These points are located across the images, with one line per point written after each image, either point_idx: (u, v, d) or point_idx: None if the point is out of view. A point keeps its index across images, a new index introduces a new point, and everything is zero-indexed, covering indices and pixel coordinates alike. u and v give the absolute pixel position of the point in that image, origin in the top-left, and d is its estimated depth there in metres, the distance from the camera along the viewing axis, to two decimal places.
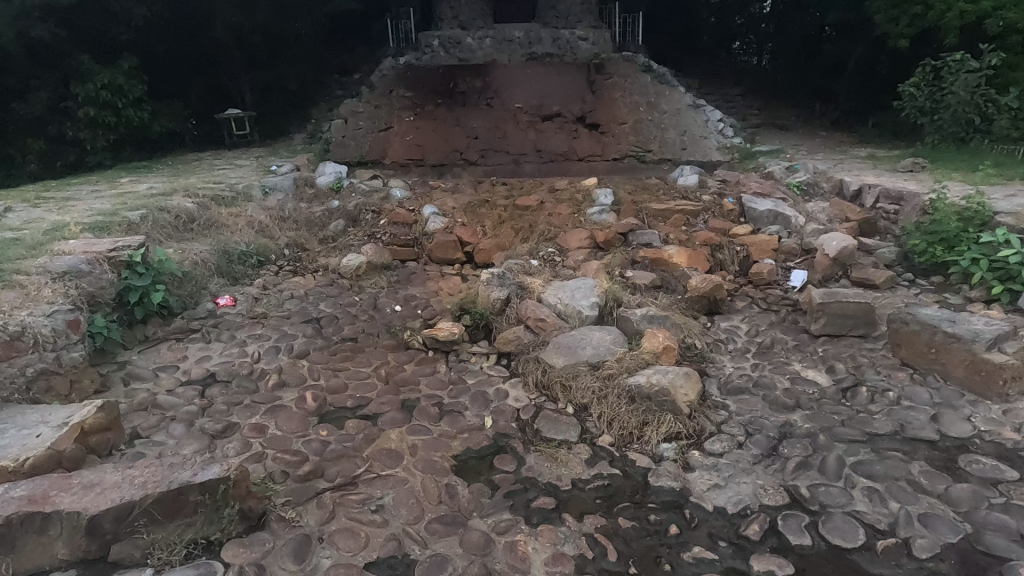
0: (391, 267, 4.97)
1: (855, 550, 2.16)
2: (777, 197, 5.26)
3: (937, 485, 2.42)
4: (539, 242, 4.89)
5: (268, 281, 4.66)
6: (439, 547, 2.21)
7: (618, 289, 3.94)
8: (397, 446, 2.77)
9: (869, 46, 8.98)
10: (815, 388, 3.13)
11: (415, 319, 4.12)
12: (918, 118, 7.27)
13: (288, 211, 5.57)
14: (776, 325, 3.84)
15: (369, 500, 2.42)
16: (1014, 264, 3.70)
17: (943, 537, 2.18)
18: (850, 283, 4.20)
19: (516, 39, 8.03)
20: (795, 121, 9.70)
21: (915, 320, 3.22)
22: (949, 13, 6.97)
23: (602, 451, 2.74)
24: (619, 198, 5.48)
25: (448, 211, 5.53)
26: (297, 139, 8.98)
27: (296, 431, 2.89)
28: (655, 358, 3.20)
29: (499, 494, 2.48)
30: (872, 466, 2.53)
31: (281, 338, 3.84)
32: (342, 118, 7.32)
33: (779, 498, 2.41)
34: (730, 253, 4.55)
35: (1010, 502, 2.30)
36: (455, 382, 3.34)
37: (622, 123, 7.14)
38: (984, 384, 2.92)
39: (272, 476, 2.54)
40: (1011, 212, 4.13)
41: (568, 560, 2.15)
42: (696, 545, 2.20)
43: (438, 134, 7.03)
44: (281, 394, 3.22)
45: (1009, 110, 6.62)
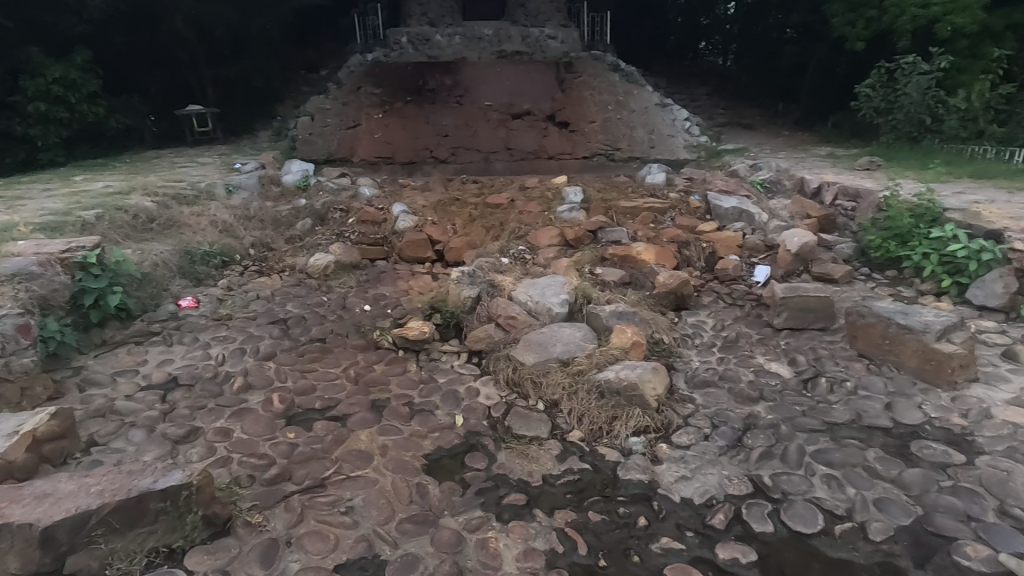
0: (361, 267, 4.91)
1: (814, 536, 2.23)
2: (742, 195, 5.38)
3: (891, 470, 2.52)
4: (510, 240, 4.91)
5: (233, 281, 4.57)
6: (411, 547, 2.20)
7: (588, 287, 3.98)
8: (367, 446, 2.74)
9: (828, 48, 9.27)
10: (777, 380, 3.23)
11: (385, 319, 4.09)
12: (874, 118, 7.56)
13: (252, 210, 5.45)
14: (741, 319, 3.94)
15: (338, 502, 2.39)
16: (962, 258, 3.91)
17: (896, 520, 2.27)
18: (811, 278, 4.35)
19: (486, 37, 8.10)
20: (758, 120, 9.95)
21: (871, 313, 3.35)
22: (903, 16, 7.25)
23: (573, 446, 2.78)
24: (589, 195, 5.53)
25: (418, 209, 5.49)
26: (262, 136, 8.78)
27: (262, 434, 2.83)
28: (624, 353, 3.24)
29: (471, 491, 2.48)
30: (831, 454, 2.62)
31: (247, 339, 3.77)
32: (308, 115, 7.19)
33: (743, 487, 2.47)
34: (696, 249, 4.65)
35: (958, 485, 2.42)
36: (426, 381, 3.32)
37: (591, 121, 7.19)
38: (934, 372, 3.06)
39: (238, 480, 2.49)
40: (959, 209, 4.33)
41: (539, 554, 2.17)
42: (664, 536, 2.25)
43: (407, 131, 6.95)
44: (247, 397, 3.15)
45: (958, 111, 6.97)
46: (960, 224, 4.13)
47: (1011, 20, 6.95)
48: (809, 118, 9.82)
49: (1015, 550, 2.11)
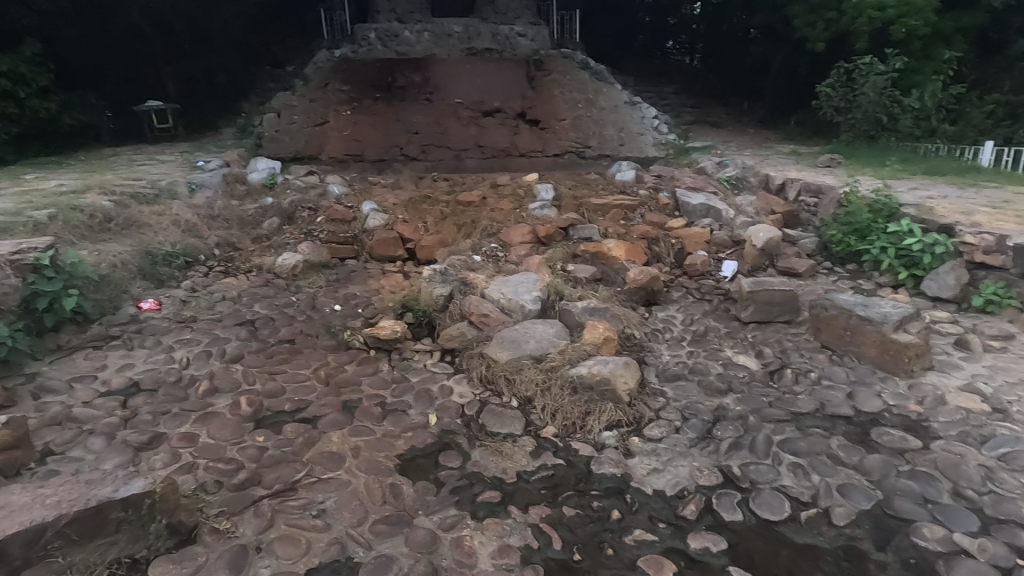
0: (330, 266, 4.83)
1: (781, 523, 2.30)
2: (709, 191, 5.49)
3: (853, 457, 2.61)
4: (482, 238, 4.91)
5: (197, 282, 4.45)
6: (385, 548, 2.18)
7: (560, 283, 4.00)
8: (339, 448, 2.70)
9: (790, 49, 9.54)
10: (745, 372, 3.31)
11: (356, 318, 4.03)
12: (834, 117, 7.80)
13: (217, 209, 5.31)
14: (709, 313, 4.02)
15: (309, 505, 2.35)
16: (917, 252, 4.05)
17: (858, 505, 2.35)
18: (776, 273, 4.46)
19: (455, 33, 8.33)
20: (725, 118, 10.16)
21: (833, 305, 3.45)
22: (859, 18, 7.50)
23: (547, 442, 2.79)
24: (560, 192, 5.54)
25: (389, 207, 5.43)
26: (226, 133, 8.55)
27: (229, 438, 2.76)
28: (596, 349, 3.28)
29: (445, 490, 2.47)
30: (796, 443, 2.70)
31: (213, 342, 3.67)
32: (274, 111, 7.03)
33: (713, 478, 2.52)
34: (665, 245, 4.72)
35: (916, 469, 2.51)
36: (398, 381, 3.29)
37: (562, 119, 7.22)
38: (893, 361, 3.17)
39: (204, 486, 2.42)
40: (914, 204, 4.49)
41: (514, 551, 2.17)
42: (637, 528, 2.28)
43: (377, 129, 6.85)
44: (213, 401, 3.07)
45: (912, 110, 7.27)
46: (914, 219, 4.28)
47: (960, 23, 7.45)
48: (773, 116, 10.07)
49: (968, 529, 2.21)
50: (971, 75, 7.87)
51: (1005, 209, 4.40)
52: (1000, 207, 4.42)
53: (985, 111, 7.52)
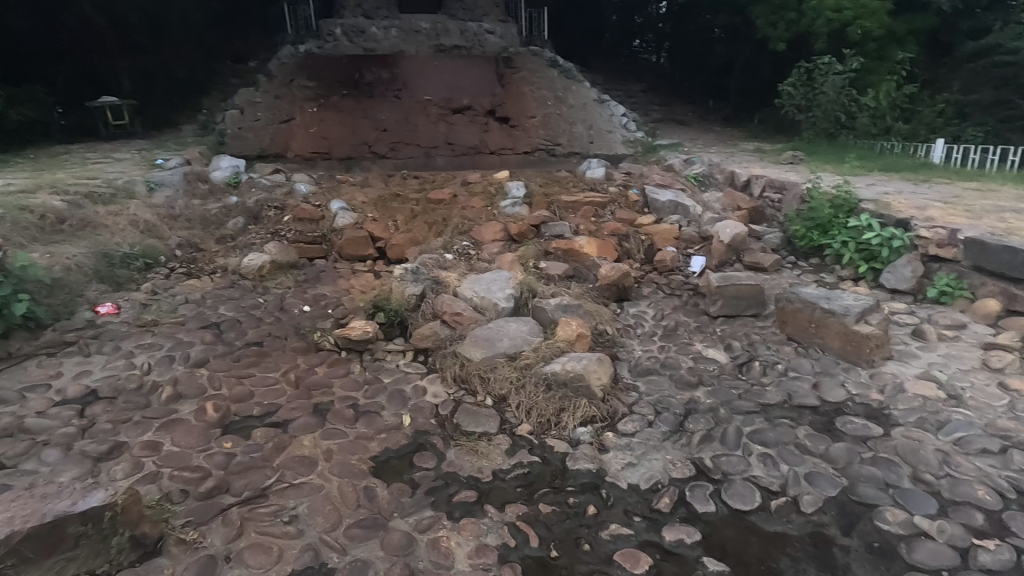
0: (299, 266, 4.74)
1: (752, 512, 2.34)
2: (677, 188, 5.58)
3: (819, 445, 2.68)
4: (453, 236, 4.89)
5: (158, 285, 4.31)
6: (360, 552, 2.13)
7: (533, 281, 4.02)
8: (311, 452, 2.64)
9: (753, 49, 9.77)
10: (715, 365, 3.38)
11: (325, 319, 3.96)
12: (796, 115, 8.01)
13: (178, 209, 5.14)
14: (679, 308, 4.08)
15: (281, 511, 2.29)
16: (876, 245, 4.20)
17: (825, 492, 2.42)
18: (743, 268, 4.56)
19: (423, 30, 8.28)
20: (691, 116, 10.34)
21: (798, 298, 3.54)
22: (818, 19, 7.73)
23: (522, 440, 2.79)
24: (531, 190, 5.54)
25: (358, 206, 5.34)
26: (187, 130, 8.29)
27: (195, 445, 2.67)
28: (569, 345, 3.30)
29: (420, 492, 2.44)
30: (765, 434, 2.76)
31: (176, 346, 3.55)
32: (237, 108, 6.84)
33: (686, 470, 2.56)
34: (635, 242, 4.78)
35: (878, 456, 2.60)
36: (370, 382, 3.25)
37: (531, 116, 7.22)
38: (855, 352, 3.28)
39: (169, 496, 2.33)
40: (872, 200, 4.65)
41: (491, 550, 2.16)
42: (613, 523, 2.29)
43: (344, 126, 6.72)
44: (178, 407, 2.97)
45: (868, 109, 7.54)
46: (873, 214, 4.43)
47: (912, 25, 7.78)
48: (737, 114, 10.31)
49: (927, 512, 2.30)
50: (922, 75, 8.21)
51: (955, 203, 4.59)
52: (950, 202, 4.62)
53: (935, 110, 7.85)
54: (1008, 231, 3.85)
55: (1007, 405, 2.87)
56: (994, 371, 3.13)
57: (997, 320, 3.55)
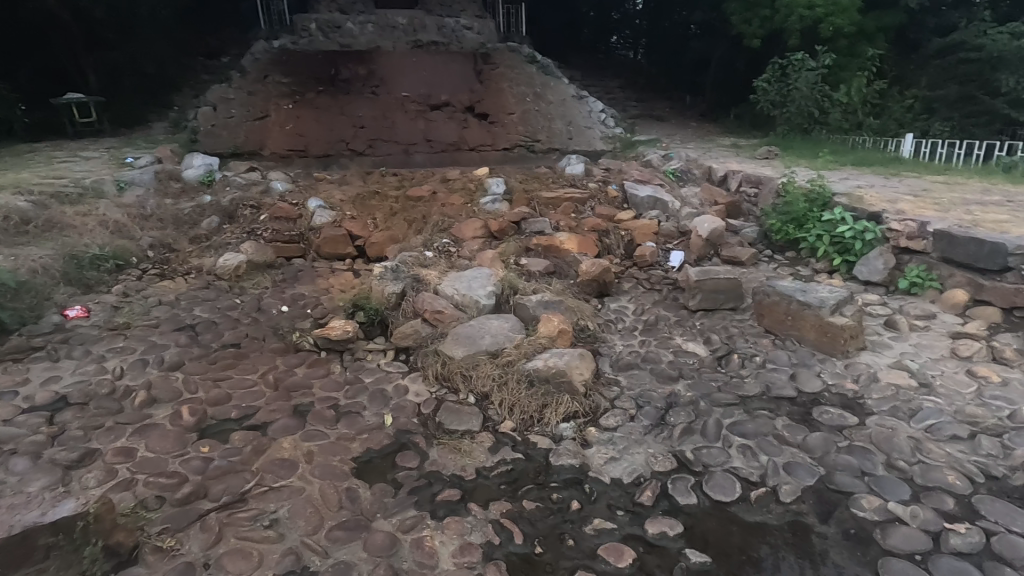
0: (276, 266, 4.68)
1: (733, 503, 2.37)
2: (656, 183, 5.62)
3: (797, 436, 2.73)
4: (433, 234, 4.85)
5: (130, 287, 4.22)
6: (343, 554, 2.11)
7: (514, 278, 4.02)
8: (291, 454, 2.61)
9: (728, 45, 9.89)
10: (694, 359, 3.42)
11: (304, 319, 3.91)
12: (771, 110, 8.13)
13: (149, 209, 5.02)
14: (659, 303, 4.11)
15: (261, 516, 2.25)
16: (849, 238, 4.28)
17: (803, 481, 2.47)
18: (721, 262, 4.62)
19: (400, 26, 8.22)
20: (668, 112, 10.44)
21: (774, 291, 3.60)
22: (791, 16, 7.85)
23: (505, 437, 2.78)
24: (511, 186, 5.54)
25: (336, 204, 5.27)
26: (157, 128, 8.10)
27: (171, 450, 2.61)
28: (551, 341, 3.30)
29: (403, 492, 2.42)
30: (745, 426, 2.80)
31: (150, 349, 3.47)
32: (210, 105, 6.69)
33: (667, 463, 2.59)
34: (615, 237, 4.80)
35: (853, 444, 2.66)
36: (351, 382, 3.21)
37: (510, 113, 7.20)
38: (830, 343, 3.34)
39: (145, 503, 2.28)
40: (845, 194, 4.74)
41: (476, 548, 2.15)
42: (597, 517, 2.30)
43: (320, 122, 6.61)
44: (152, 412, 2.90)
45: (841, 104, 7.68)
46: (846, 208, 4.52)
47: (881, 22, 7.95)
48: (714, 110, 10.45)
49: (900, 498, 2.36)
50: (891, 72, 8.41)
51: (925, 197, 4.71)
52: (920, 195, 4.74)
53: (904, 105, 8.04)
54: (974, 223, 3.96)
55: (975, 392, 2.96)
56: (963, 359, 3.22)
57: (965, 310, 3.65)
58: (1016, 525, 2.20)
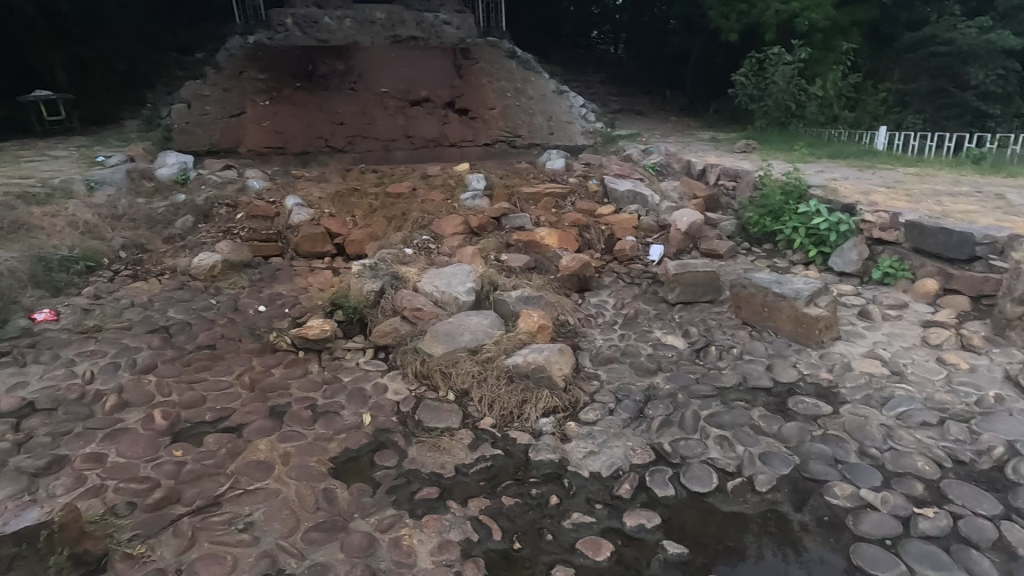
0: (253, 265, 4.61)
1: (709, 494, 2.40)
2: (636, 178, 5.64)
3: (772, 426, 2.76)
4: (413, 230, 4.81)
5: (100, 288, 4.14)
6: (319, 556, 2.09)
7: (494, 274, 4.01)
8: (267, 456, 2.57)
9: (707, 39, 9.95)
10: (673, 351, 3.44)
11: (282, 319, 3.85)
12: (749, 104, 8.20)
13: (121, 208, 4.92)
14: (639, 297, 4.13)
15: (236, 519, 2.22)
16: (824, 230, 4.34)
17: (778, 471, 2.50)
18: (699, 255, 4.66)
19: (378, 21, 8.14)
20: (649, 107, 10.48)
21: (751, 283, 3.64)
22: (767, 11, 7.92)
23: (484, 434, 2.77)
24: (491, 182, 5.52)
25: (314, 201, 5.19)
26: (129, 126, 7.93)
27: (142, 455, 2.56)
28: (531, 337, 3.30)
29: (381, 491, 2.40)
30: (722, 417, 2.83)
31: (121, 352, 3.40)
32: (183, 102, 6.56)
33: (646, 456, 2.60)
34: (595, 232, 4.81)
35: (827, 433, 2.70)
36: (329, 382, 3.18)
37: (491, 108, 7.17)
38: (805, 334, 3.39)
39: (114, 509, 2.23)
40: (821, 186, 4.80)
41: (454, 545, 2.14)
42: (576, 512, 2.31)
43: (298, 119, 6.51)
44: (123, 416, 2.83)
45: (817, 98, 7.78)
46: (821, 200, 4.58)
47: (855, 17, 8.06)
48: (693, 105, 10.52)
49: (872, 484, 2.40)
50: (866, 66, 8.54)
51: (897, 188, 4.80)
52: (892, 187, 4.83)
53: (878, 98, 8.18)
54: (943, 213, 4.04)
55: (944, 378, 3.03)
56: (933, 347, 3.29)
57: (936, 299, 3.72)
58: (981, 507, 2.26)
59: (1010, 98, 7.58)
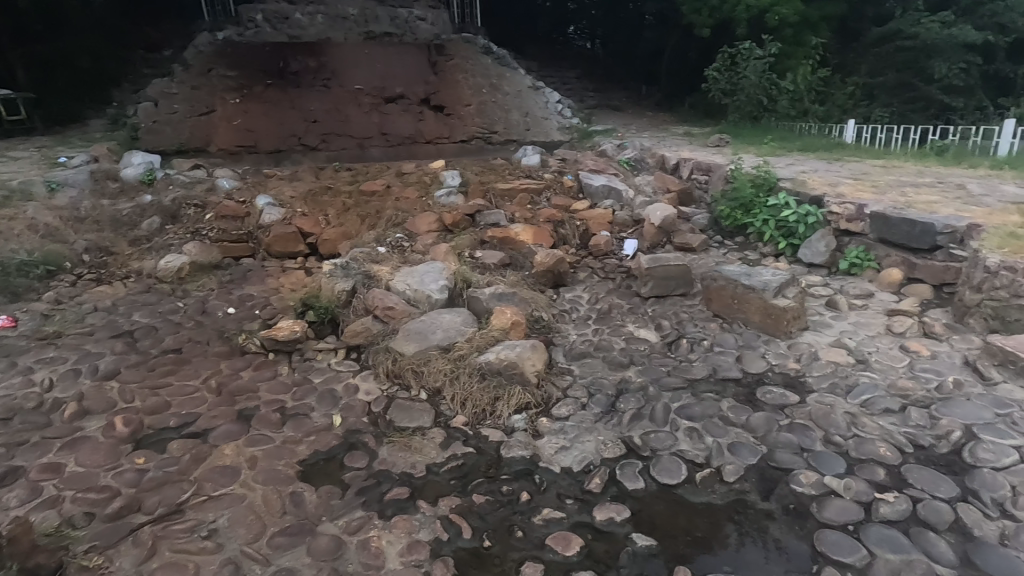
0: (222, 267, 4.52)
1: (679, 485, 2.41)
2: (610, 173, 5.66)
3: (741, 416, 2.80)
4: (387, 228, 4.76)
5: (62, 293, 4.02)
6: (285, 561, 2.05)
7: (468, 271, 3.98)
8: (233, 461, 2.52)
9: (681, 35, 10.07)
10: (645, 345, 3.46)
11: (252, 321, 3.78)
12: (722, 99, 8.29)
13: (84, 210, 4.78)
14: (613, 292, 4.15)
15: (199, 527, 2.17)
16: (793, 222, 4.41)
17: (745, 461, 2.53)
18: (673, 249, 4.69)
19: (351, 17, 8.05)
20: (625, 102, 10.54)
21: (721, 276, 3.68)
22: (737, 6, 8.02)
23: (456, 432, 2.76)
24: (466, 178, 5.48)
25: (286, 201, 5.09)
26: (94, 125, 7.71)
27: (103, 464, 2.49)
28: (504, 334, 3.29)
29: (351, 492, 2.37)
30: (691, 409, 2.85)
31: (83, 358, 3.30)
32: (150, 100, 6.41)
33: (616, 450, 2.61)
34: (570, 228, 4.81)
35: (794, 422, 2.74)
36: (300, 383, 3.13)
37: (467, 105, 7.13)
38: (774, 325, 3.44)
39: (71, 521, 2.17)
40: (790, 179, 4.87)
41: (423, 546, 2.13)
42: (546, 508, 2.31)
43: (268, 117, 6.39)
44: (84, 424, 2.75)
45: (787, 92, 7.89)
46: (790, 192, 4.64)
47: (824, 12, 8.20)
48: (669, 99, 10.61)
49: (836, 471, 2.44)
50: (834, 60, 8.69)
51: (864, 180, 4.90)
52: (859, 179, 4.93)
53: (846, 92, 8.34)
54: (907, 204, 4.13)
55: (907, 366, 3.09)
56: (897, 335, 3.36)
57: (900, 288, 3.81)
58: (940, 490, 2.32)
59: (972, 91, 7.75)
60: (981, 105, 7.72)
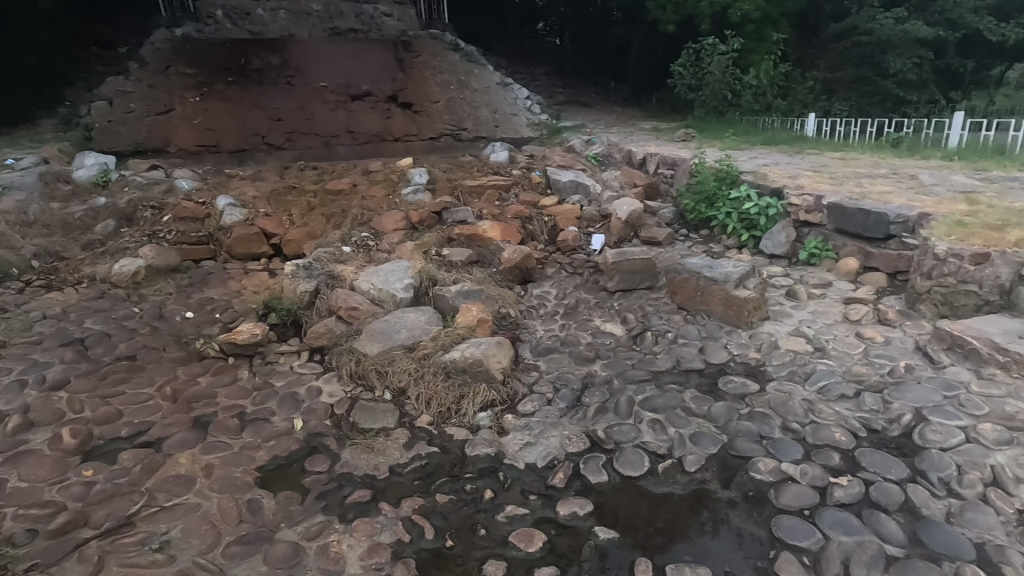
0: (181, 270, 4.38)
1: (641, 477, 2.43)
2: (578, 169, 5.67)
3: (703, 406, 2.83)
4: (352, 227, 4.68)
5: (8, 301, 3.84)
6: (239, 571, 1.99)
7: (434, 269, 3.94)
8: (188, 469, 2.44)
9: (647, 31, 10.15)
10: (611, 338, 3.49)
11: (212, 324, 3.67)
12: (688, 94, 8.40)
13: (32, 214, 4.57)
14: (580, 287, 4.16)
15: (149, 539, 2.09)
16: (754, 214, 4.48)
17: (706, 450, 2.56)
18: (640, 243, 4.72)
19: (315, 13, 7.90)
20: (593, 98, 10.59)
21: (685, 269, 3.72)
22: (701, 3, 8.13)
23: (421, 432, 2.72)
24: (434, 175, 5.41)
25: (248, 201, 4.96)
26: (44, 125, 7.39)
27: (48, 478, 2.38)
28: (470, 331, 3.26)
29: (311, 497, 2.32)
30: (655, 401, 2.87)
31: (31, 368, 3.17)
32: (103, 98, 6.18)
33: (580, 444, 2.62)
34: (538, 223, 4.81)
35: (754, 411, 2.78)
36: (260, 388, 3.05)
37: (435, 101, 7.06)
38: (736, 315, 3.49)
39: (11, 539, 2.08)
40: (751, 172, 4.95)
41: (385, 548, 2.09)
42: (509, 504, 2.30)
43: (230, 115, 6.20)
44: (28, 437, 2.63)
45: (750, 87, 8.03)
46: (751, 185, 4.73)
47: (783, 8, 8.37)
48: (636, 95, 10.69)
49: (793, 458, 2.49)
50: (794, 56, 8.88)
51: (823, 172, 5.01)
52: (818, 171, 5.04)
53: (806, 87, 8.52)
54: (862, 195, 4.24)
55: (862, 352, 3.18)
56: (853, 323, 3.45)
57: (857, 276, 3.90)
58: (891, 472, 2.38)
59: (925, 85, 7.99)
60: (933, 98, 7.97)
